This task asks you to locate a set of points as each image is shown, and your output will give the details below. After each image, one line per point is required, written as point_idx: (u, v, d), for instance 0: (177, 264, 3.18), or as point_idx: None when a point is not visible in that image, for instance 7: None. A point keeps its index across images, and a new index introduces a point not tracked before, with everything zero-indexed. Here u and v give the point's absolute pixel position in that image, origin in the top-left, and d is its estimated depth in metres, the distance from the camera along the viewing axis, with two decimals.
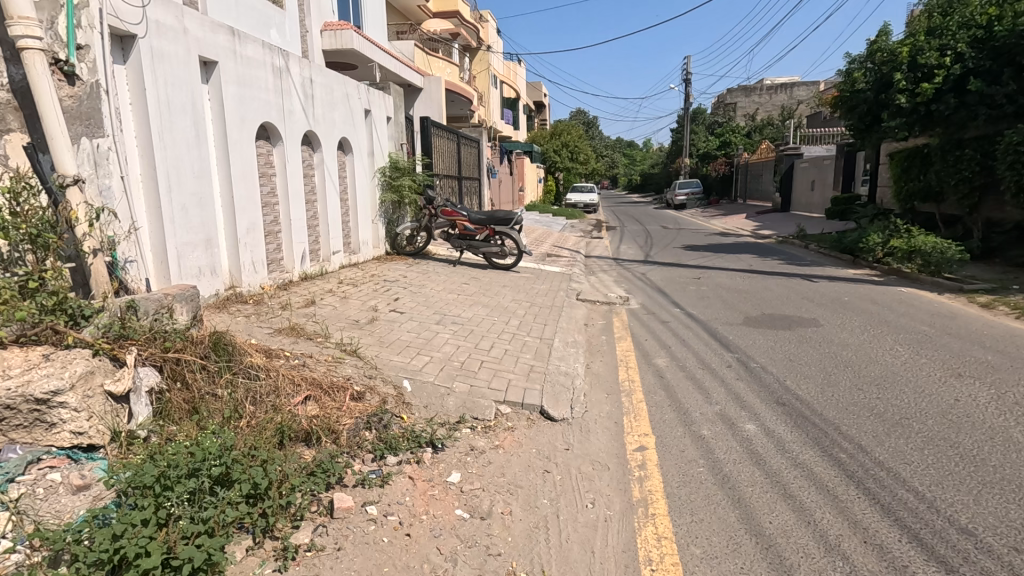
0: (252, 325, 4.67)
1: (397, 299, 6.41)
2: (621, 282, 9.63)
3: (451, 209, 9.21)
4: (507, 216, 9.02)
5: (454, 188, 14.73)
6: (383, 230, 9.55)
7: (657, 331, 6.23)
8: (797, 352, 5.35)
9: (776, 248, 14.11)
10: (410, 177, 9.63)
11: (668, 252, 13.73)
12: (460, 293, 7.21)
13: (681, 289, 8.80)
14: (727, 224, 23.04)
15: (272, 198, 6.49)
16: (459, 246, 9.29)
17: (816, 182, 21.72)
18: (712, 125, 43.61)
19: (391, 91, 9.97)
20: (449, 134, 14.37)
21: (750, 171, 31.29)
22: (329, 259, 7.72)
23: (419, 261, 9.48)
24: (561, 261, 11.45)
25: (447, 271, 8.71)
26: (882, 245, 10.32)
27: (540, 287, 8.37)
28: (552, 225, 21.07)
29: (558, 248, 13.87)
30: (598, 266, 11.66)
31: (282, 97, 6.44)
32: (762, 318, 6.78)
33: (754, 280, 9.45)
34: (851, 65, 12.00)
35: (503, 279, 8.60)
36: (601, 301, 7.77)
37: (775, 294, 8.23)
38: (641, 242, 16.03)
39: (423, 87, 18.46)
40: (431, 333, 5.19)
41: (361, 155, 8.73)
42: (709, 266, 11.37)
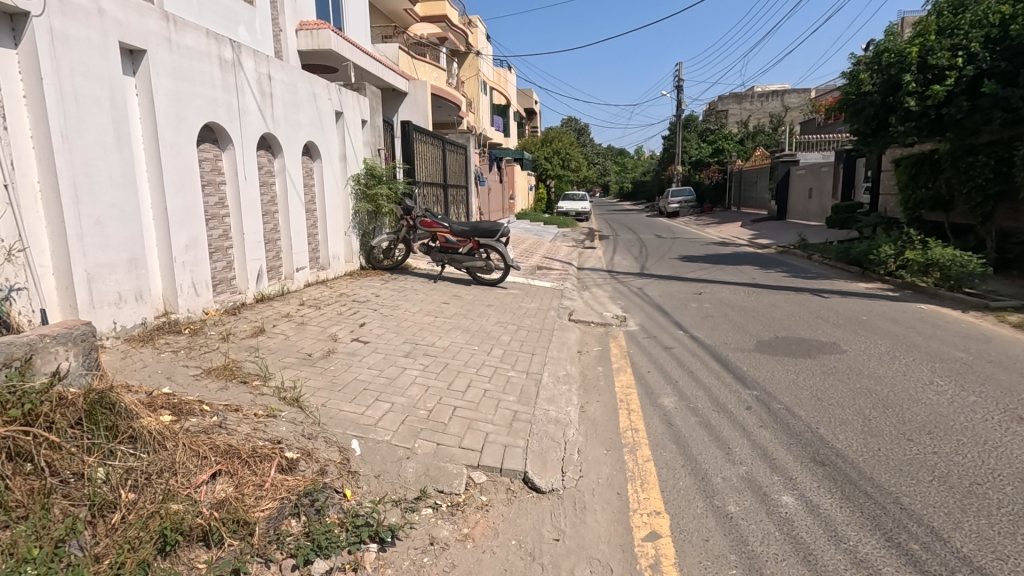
0: (175, 366, 3.86)
1: (366, 324, 5.64)
2: (617, 299, 8.89)
3: (432, 220, 8.43)
4: (492, 227, 8.24)
5: (439, 196, 13.95)
6: (357, 243, 8.73)
7: (660, 359, 5.49)
8: (825, 389, 4.60)
9: (777, 259, 13.43)
10: (386, 185, 8.83)
11: (665, 264, 13.01)
12: (439, 314, 6.46)
13: (682, 307, 8.07)
14: (723, 233, 22.45)
15: (220, 209, 5.68)
16: (441, 261, 8.51)
17: (813, 190, 21.20)
18: (704, 133, 43.28)
19: (367, 92, 9.20)
20: (433, 140, 13.62)
21: (744, 178, 30.86)
22: (292, 277, 6.89)
23: (397, 276, 8.69)
24: (552, 274, 10.71)
25: (427, 288, 7.94)
26: (895, 257, 9.69)
27: (529, 305, 7.63)
28: (543, 235, 20.36)
29: (549, 259, 13.15)
30: (592, 279, 10.92)
31: (232, 94, 5.65)
32: (776, 343, 6.03)
33: (761, 296, 8.74)
34: (856, 68, 11.34)
35: (489, 297, 7.85)
36: (597, 322, 7.03)
37: (786, 313, 7.50)
38: (635, 252, 15.32)
39: (407, 91, 17.72)
40: (398, 369, 4.41)
41: (331, 161, 7.92)
42: (710, 279, 10.65)
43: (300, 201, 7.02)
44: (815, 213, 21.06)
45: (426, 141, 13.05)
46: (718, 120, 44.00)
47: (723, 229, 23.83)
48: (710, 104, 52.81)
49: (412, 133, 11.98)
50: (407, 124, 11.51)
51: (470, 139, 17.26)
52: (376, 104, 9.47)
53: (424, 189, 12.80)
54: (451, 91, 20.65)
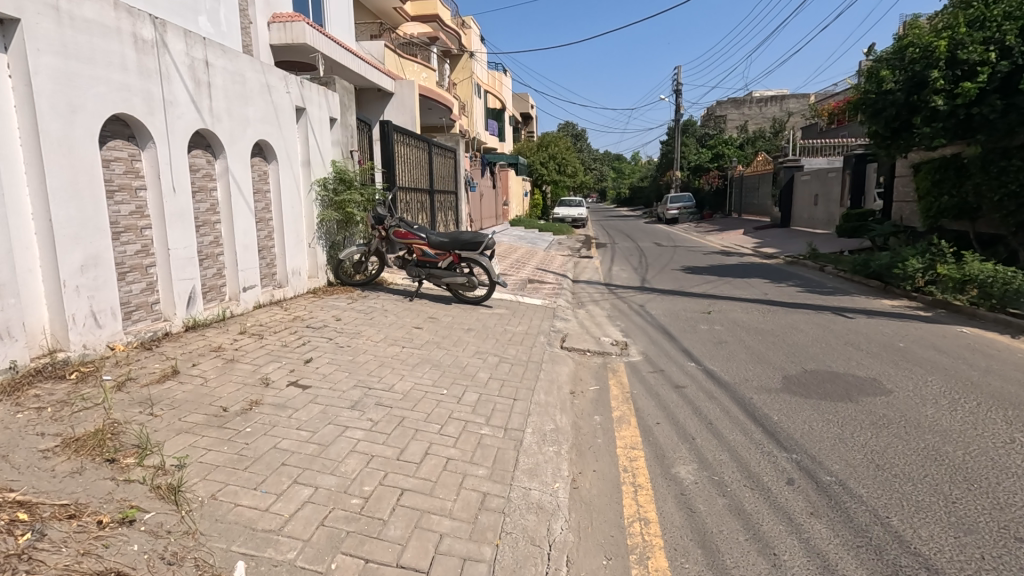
0: (27, 435, 2.87)
1: (313, 359, 4.66)
2: (615, 318, 7.95)
3: (407, 230, 7.47)
4: (474, 238, 7.27)
5: (423, 203, 13.00)
6: (324, 256, 7.76)
7: (670, 404, 4.51)
8: (882, 450, 3.64)
9: (787, 271, 12.50)
10: (357, 191, 7.87)
11: (666, 276, 12.08)
12: (408, 343, 5.49)
13: (690, 331, 7.11)
14: (725, 241, 21.56)
15: (138, 219, 4.69)
16: (417, 276, 7.56)
17: (819, 196, 20.36)
18: (702, 138, 42.49)
19: (337, 87, 8.26)
20: (417, 142, 12.67)
21: (745, 184, 30.10)
22: (238, 299, 5.89)
23: (368, 293, 7.71)
24: (545, 289, 9.75)
25: (400, 308, 6.97)
26: (924, 272, 8.81)
27: (516, 329, 6.67)
28: (537, 242, 19.43)
29: (541, 271, 12.20)
30: (588, 294, 9.98)
31: (154, 81, 4.67)
32: (806, 380, 5.07)
33: (778, 317, 7.80)
34: (875, 64, 10.44)
35: (471, 319, 6.89)
36: (593, 349, 6.07)
37: (809, 340, 6.55)
38: (634, 263, 14.37)
39: (394, 91, 16.80)
40: (338, 427, 3.44)
41: (290, 164, 6.96)
42: (717, 295, 9.70)
43: (249, 210, 6.06)
44: (820, 220, 20.21)
45: (409, 144, 12.10)
46: (717, 125, 43.25)
47: (723, 237, 22.96)
48: (709, 109, 52.14)
49: (393, 134, 11.04)
50: (386, 124, 10.55)
51: (459, 142, 16.33)
52: (347, 100, 8.53)
53: (406, 195, 11.84)
54: (442, 92, 19.74)
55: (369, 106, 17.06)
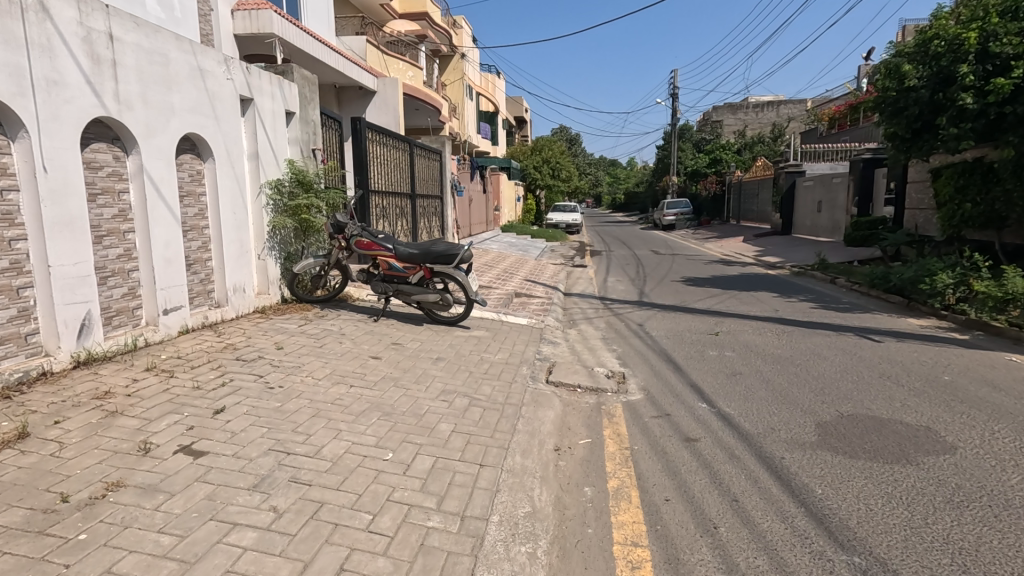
0: None
1: (226, 409, 3.65)
2: (611, 341, 6.97)
3: (371, 240, 6.48)
4: (448, 250, 6.30)
5: (404, 208, 12.04)
6: (277, 269, 6.76)
7: (680, 467, 3.53)
8: (973, 548, 2.68)
9: (794, 283, 11.60)
10: (315, 195, 6.90)
11: (666, 288, 11.15)
12: (358, 381, 4.48)
13: (697, 358, 6.14)
14: (725, 248, 20.71)
15: (4, 229, 3.71)
16: (383, 293, 6.57)
17: (823, 203, 19.51)
18: (699, 143, 41.79)
19: (295, 77, 7.28)
20: (397, 142, 11.73)
21: (744, 190, 29.30)
22: (156, 324, 4.89)
23: (327, 312, 6.73)
24: (532, 305, 8.77)
25: (360, 332, 5.96)
26: (956, 288, 7.91)
27: (494, 357, 5.67)
28: (528, 250, 18.47)
29: (531, 282, 11.23)
30: (580, 311, 9.02)
31: (26, 53, 3.69)
32: (846, 430, 4.12)
33: (795, 341, 6.85)
34: (895, 59, 9.53)
35: (442, 345, 5.88)
36: (585, 385, 5.08)
37: (836, 371, 5.60)
38: (631, 273, 13.45)
39: (376, 90, 15.89)
40: (221, 526, 2.45)
41: (232, 164, 5.96)
42: (724, 312, 8.74)
43: (174, 216, 5.06)
44: (825, 228, 19.36)
45: (387, 143, 11.12)
46: (714, 130, 42.60)
47: (723, 244, 22.12)
48: (706, 114, 51.58)
49: (367, 132, 10.07)
50: (360, 121, 9.58)
51: (445, 144, 15.36)
52: (307, 92, 7.55)
53: (383, 199, 10.85)
54: (429, 92, 18.83)
55: (350, 106, 16.09)
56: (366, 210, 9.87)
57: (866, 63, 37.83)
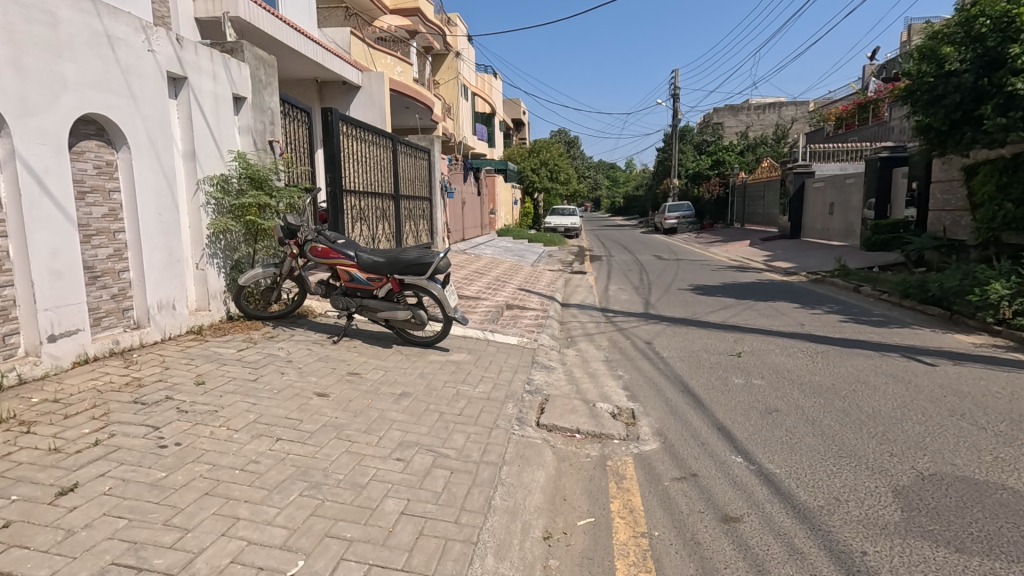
0: None
1: (79, 485, 2.60)
2: (615, 365, 5.91)
3: (328, 247, 5.43)
4: (420, 258, 5.24)
5: (386, 210, 11.00)
6: (220, 281, 5.70)
7: (723, 572, 2.48)
8: None
9: (814, 292, 10.57)
10: (266, 193, 5.84)
11: (674, 298, 10.13)
12: (288, 431, 3.43)
13: (720, 388, 5.09)
14: (732, 253, 19.71)
15: None
16: (345, 309, 5.53)
17: (835, 205, 18.52)
18: (701, 145, 40.91)
19: (247, 57, 6.25)
20: (379, 139, 10.70)
21: (749, 192, 28.36)
22: (38, 355, 3.85)
23: (280, 331, 5.68)
24: (525, 319, 7.71)
25: (311, 359, 4.90)
26: (1013, 300, 6.86)
27: (474, 390, 4.62)
28: (525, 255, 17.43)
29: (525, 291, 10.19)
30: (579, 325, 7.96)
31: None
32: (938, 503, 3.06)
33: (833, 365, 5.80)
34: (933, 41, 8.51)
35: (412, 374, 4.83)
36: (585, 430, 4.03)
37: (895, 408, 4.55)
38: (635, 280, 12.43)
39: (361, 85, 14.98)
40: None
41: (158, 155, 4.90)
42: (742, 327, 7.71)
43: (66, 217, 4.02)
44: (837, 231, 18.36)
45: (365, 139, 10.08)
46: (715, 133, 41.72)
47: (729, 249, 21.12)
48: (706, 117, 50.77)
49: (341, 124, 9.04)
50: (332, 112, 8.56)
51: (435, 141, 14.32)
52: (262, 75, 6.51)
53: (360, 200, 9.81)
54: (419, 89, 17.88)
55: (333, 102, 15.10)
56: (339, 212, 8.84)
57: (870, 64, 37.05)
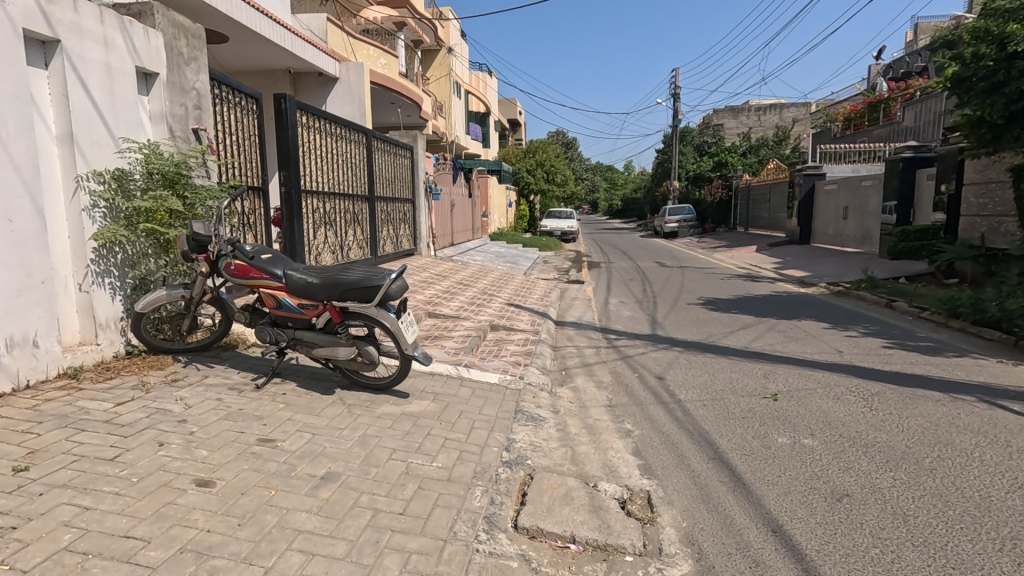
0: None
1: None
2: (620, 415, 4.65)
3: (246, 264, 4.13)
4: (367, 279, 3.97)
5: (357, 213, 9.72)
6: (115, 308, 4.44)
7: None
8: None
9: (841, 308, 9.36)
10: (174, 193, 4.63)
11: (683, 314, 8.90)
12: (114, 570, 2.17)
13: (764, 456, 3.84)
14: (739, 260, 18.51)
15: None
16: (274, 343, 4.29)
17: (850, 209, 17.32)
18: (701, 146, 39.83)
19: (160, 24, 4.99)
20: (350, 133, 9.43)
21: (753, 195, 27.22)
22: None
23: (190, 371, 4.40)
24: (511, 346, 6.44)
25: (213, 419, 3.62)
26: None
27: (431, 465, 3.36)
28: (518, 262, 16.19)
29: (514, 306, 8.94)
30: (576, 352, 6.70)
31: None
32: None
33: (896, 412, 4.58)
34: (992, 19, 7.34)
35: (348, 439, 3.56)
36: (584, 539, 2.78)
37: (1011, 492, 3.30)
38: (638, 292, 11.20)
39: (338, 76, 13.74)
40: None
41: (7, 141, 3.62)
42: (770, 356, 6.48)
43: None
44: (852, 236, 17.16)
45: (333, 132, 8.77)
46: (716, 133, 40.58)
47: (734, 256, 19.94)
48: (706, 117, 49.72)
49: (299, 113, 7.73)
50: (286, 98, 7.26)
51: (419, 139, 13.03)
52: (183, 47, 5.25)
53: (324, 202, 8.52)
54: (404, 83, 16.64)
55: (308, 95, 13.83)
56: (296, 215, 7.57)
57: (876, 63, 36.01)
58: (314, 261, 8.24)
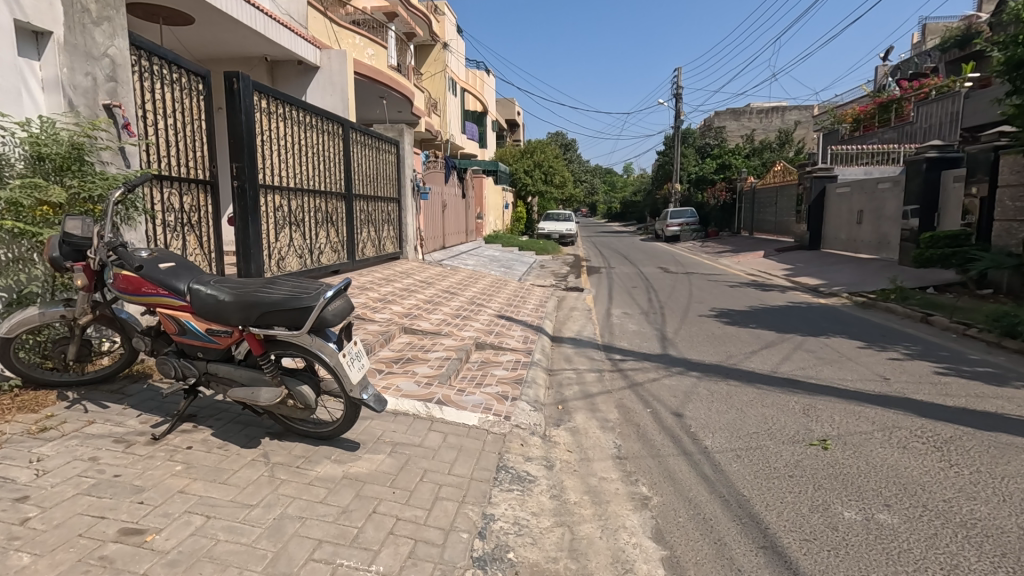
0: None
1: None
2: (632, 472, 3.63)
3: (136, 276, 3.10)
4: (294, 300, 2.93)
5: (331, 212, 8.68)
6: None
7: None
8: None
9: (872, 322, 8.36)
10: (60, 184, 3.67)
11: (696, 330, 7.91)
12: None
13: (832, 542, 2.82)
14: (747, 266, 17.53)
15: None
16: (181, 379, 3.28)
17: (865, 213, 16.35)
18: (703, 148, 38.91)
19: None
20: (322, 121, 8.37)
21: (758, 198, 26.30)
22: None
23: (71, 414, 3.37)
24: (498, 372, 5.42)
25: (69, 493, 2.59)
26: None
27: (368, 571, 2.33)
28: (512, 267, 15.14)
29: (506, 319, 7.94)
30: (575, 378, 5.67)
31: None
32: None
33: (986, 471, 3.57)
34: None
35: (256, 526, 2.53)
36: None
37: None
38: (642, 302, 10.21)
39: (318, 65, 12.74)
40: None
41: None
42: (804, 384, 5.48)
43: None
44: (867, 242, 16.21)
45: (300, 121, 7.73)
46: (719, 135, 39.68)
47: (741, 261, 18.97)
48: (708, 120, 48.88)
49: (256, 96, 6.68)
50: (239, 77, 6.20)
51: (405, 133, 11.99)
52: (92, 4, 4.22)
53: (289, 199, 7.46)
54: (393, 75, 15.65)
55: (287, 85, 12.82)
56: (251, 214, 6.50)
57: (883, 64, 35.18)
58: (275, 265, 7.18)
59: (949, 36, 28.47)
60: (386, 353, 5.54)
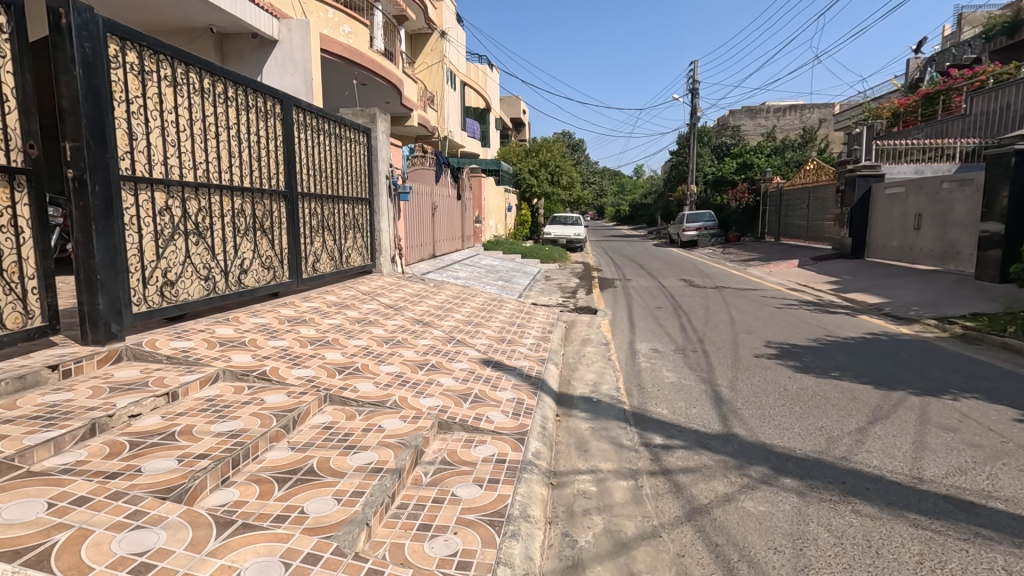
0: None
1: None
2: None
3: None
4: None
5: (259, 215, 6.43)
6: None
7: None
8: None
9: (1003, 369, 6.02)
10: None
11: (761, 383, 5.60)
12: None
13: None
14: (785, 279, 15.15)
15: None
16: None
17: (926, 217, 13.95)
18: (720, 147, 36.51)
19: None
20: (243, 90, 6.12)
21: (786, 200, 23.89)
22: None
23: None
24: (465, 494, 3.15)
25: None
26: None
27: None
28: (511, 280, 12.87)
29: (493, 366, 5.67)
30: (594, 499, 3.41)
31: None
32: None
33: None
34: None
35: None
36: None
37: None
38: (674, 332, 7.91)
39: (277, 39, 10.58)
40: None
41: None
42: (987, 514, 3.20)
43: None
44: (929, 251, 13.81)
45: (204, 89, 5.51)
46: (737, 134, 37.24)
47: (775, 272, 16.59)
48: (723, 119, 46.47)
49: (110, 43, 4.44)
50: (68, 8, 3.96)
51: (379, 119, 9.78)
52: None
53: (183, 198, 5.24)
54: (375, 56, 13.43)
55: (240, 64, 10.69)
56: (98, 219, 4.24)
57: (915, 57, 32.70)
58: (158, 294, 4.95)
59: (993, 24, 26.02)
60: (277, 457, 3.28)
